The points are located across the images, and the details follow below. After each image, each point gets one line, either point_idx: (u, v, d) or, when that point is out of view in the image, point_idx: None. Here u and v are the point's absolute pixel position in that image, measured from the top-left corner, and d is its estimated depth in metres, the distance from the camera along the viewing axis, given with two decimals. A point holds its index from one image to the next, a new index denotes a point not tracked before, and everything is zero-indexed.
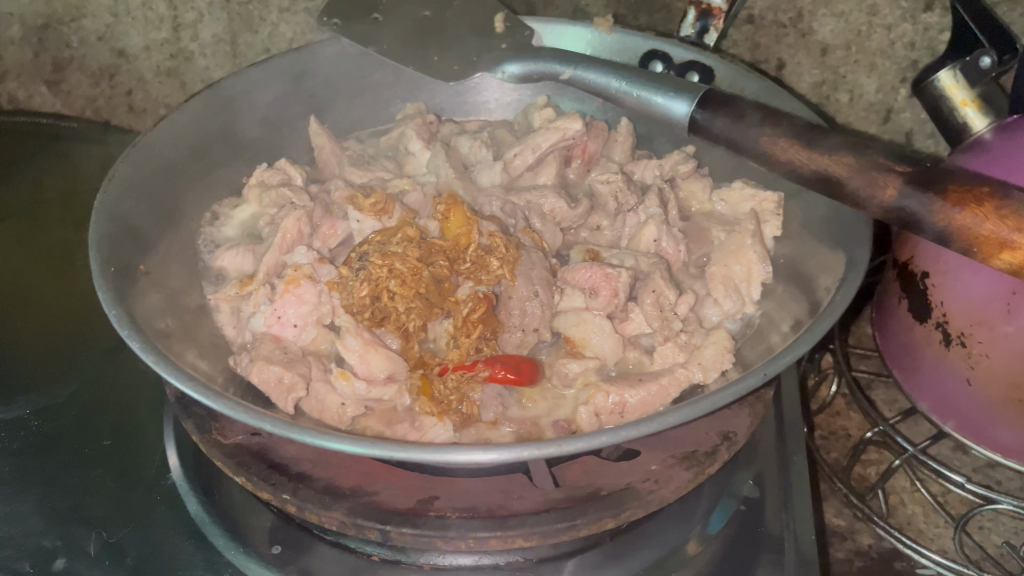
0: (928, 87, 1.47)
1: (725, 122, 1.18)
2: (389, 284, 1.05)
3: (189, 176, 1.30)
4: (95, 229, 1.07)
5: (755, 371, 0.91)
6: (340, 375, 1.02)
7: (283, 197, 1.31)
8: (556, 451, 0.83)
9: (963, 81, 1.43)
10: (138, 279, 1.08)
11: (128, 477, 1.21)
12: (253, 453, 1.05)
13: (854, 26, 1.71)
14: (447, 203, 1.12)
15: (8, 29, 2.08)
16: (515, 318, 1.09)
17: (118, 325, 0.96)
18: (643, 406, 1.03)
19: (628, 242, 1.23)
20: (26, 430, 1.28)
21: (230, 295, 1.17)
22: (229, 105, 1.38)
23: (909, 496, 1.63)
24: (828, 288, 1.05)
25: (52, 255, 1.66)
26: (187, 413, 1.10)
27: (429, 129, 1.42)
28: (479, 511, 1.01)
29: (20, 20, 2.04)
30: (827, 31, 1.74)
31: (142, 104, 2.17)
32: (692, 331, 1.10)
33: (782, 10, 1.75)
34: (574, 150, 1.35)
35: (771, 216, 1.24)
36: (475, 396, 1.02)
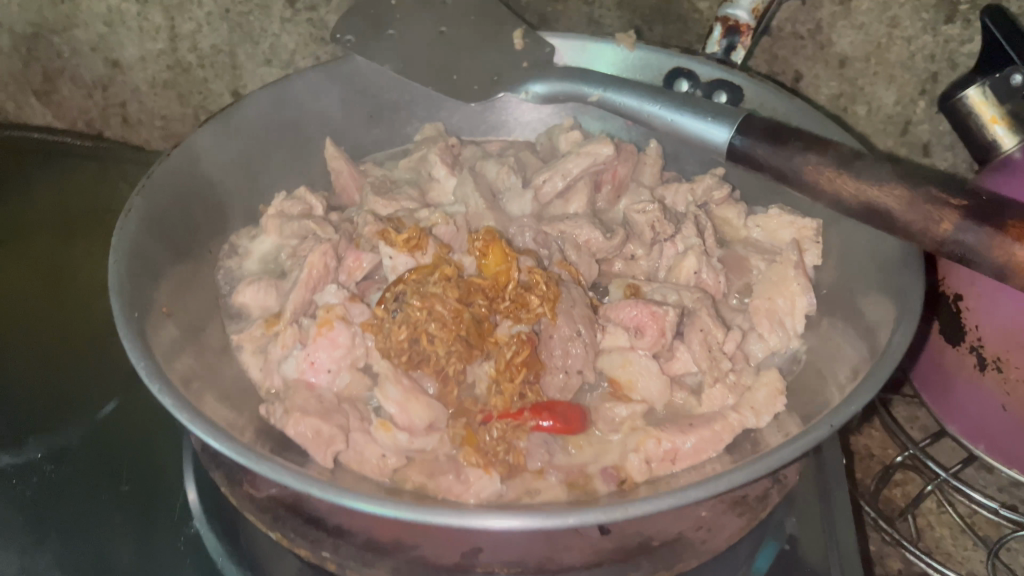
0: (953, 104, 1.39)
1: (767, 150, 1.13)
2: (429, 327, 1.01)
3: (206, 206, 1.25)
4: (115, 271, 1.01)
5: (820, 423, 0.89)
6: (380, 426, 0.98)
7: (306, 228, 1.28)
8: (624, 515, 0.81)
9: (991, 98, 1.35)
10: (161, 323, 1.03)
11: (149, 525, 1.16)
12: (288, 505, 1.01)
13: (874, 37, 1.61)
14: (485, 238, 1.08)
15: None
16: (557, 359, 1.05)
17: (147, 379, 0.91)
18: (697, 453, 0.99)
19: (666, 274, 1.20)
20: (38, 475, 1.23)
21: (255, 335, 1.13)
22: (243, 130, 1.32)
23: (937, 518, 1.60)
24: (883, 327, 1.02)
25: (56, 282, 1.60)
26: (216, 463, 1.07)
27: (451, 152, 1.38)
28: (530, 567, 0.95)
29: (10, 28, 1.96)
30: (845, 43, 1.64)
31: (137, 116, 2.06)
32: (741, 371, 1.07)
33: (801, 21, 1.66)
34: (604, 174, 1.30)
35: (812, 244, 1.21)
36: (521, 445, 0.98)
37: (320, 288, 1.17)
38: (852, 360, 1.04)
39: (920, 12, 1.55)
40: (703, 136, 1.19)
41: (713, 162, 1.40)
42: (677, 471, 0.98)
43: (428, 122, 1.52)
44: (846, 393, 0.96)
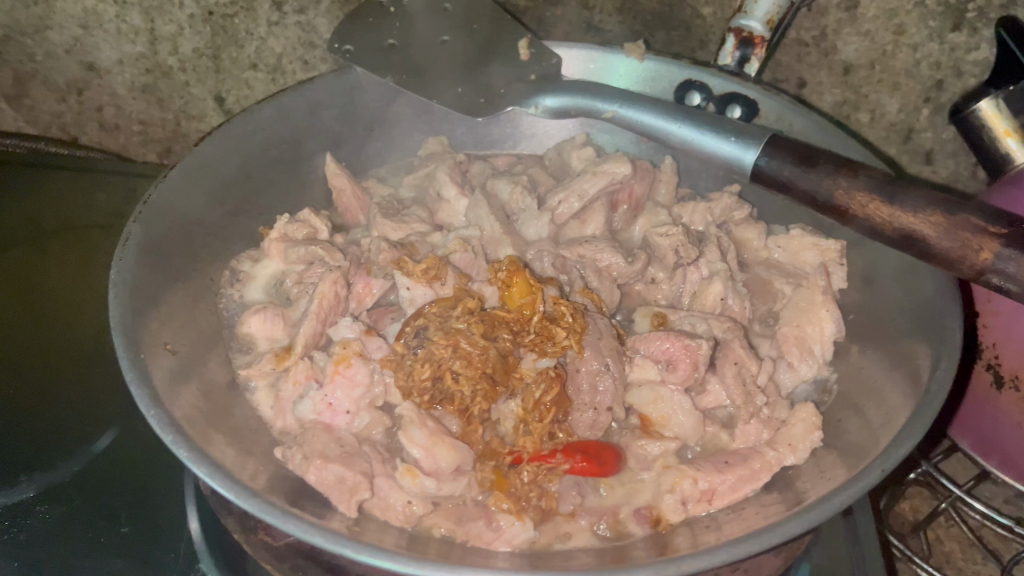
0: (966, 117, 1.34)
1: (796, 171, 1.09)
2: (454, 365, 0.96)
3: (206, 229, 1.18)
4: (116, 309, 0.95)
5: (870, 467, 0.86)
6: (407, 472, 0.93)
7: (314, 254, 1.21)
8: (678, 572, 0.77)
9: (1005, 110, 1.29)
10: (167, 362, 0.96)
11: (154, 569, 1.10)
12: (306, 554, 0.95)
13: (879, 45, 1.55)
14: (509, 269, 1.03)
15: None
16: (585, 395, 1.01)
17: (159, 430, 0.85)
18: (734, 491, 0.96)
19: (690, 300, 1.16)
20: (32, 517, 1.16)
21: (265, 370, 1.07)
22: (243, 147, 1.24)
23: (945, 532, 1.59)
24: (920, 359, 1.00)
25: (36, 305, 1.52)
26: (227, 508, 1.00)
27: (459, 170, 1.32)
28: None
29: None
30: (850, 51, 1.58)
31: (115, 121, 1.94)
32: (774, 405, 1.04)
33: (805, 27, 1.58)
34: (620, 194, 1.26)
35: (837, 266, 1.17)
36: (553, 488, 0.94)
37: (331, 318, 1.12)
38: (887, 392, 1.01)
39: (927, 19, 1.50)
40: (726, 157, 1.16)
41: (728, 179, 1.36)
42: (713, 511, 0.95)
43: (432, 136, 1.47)
44: (886, 429, 0.93)
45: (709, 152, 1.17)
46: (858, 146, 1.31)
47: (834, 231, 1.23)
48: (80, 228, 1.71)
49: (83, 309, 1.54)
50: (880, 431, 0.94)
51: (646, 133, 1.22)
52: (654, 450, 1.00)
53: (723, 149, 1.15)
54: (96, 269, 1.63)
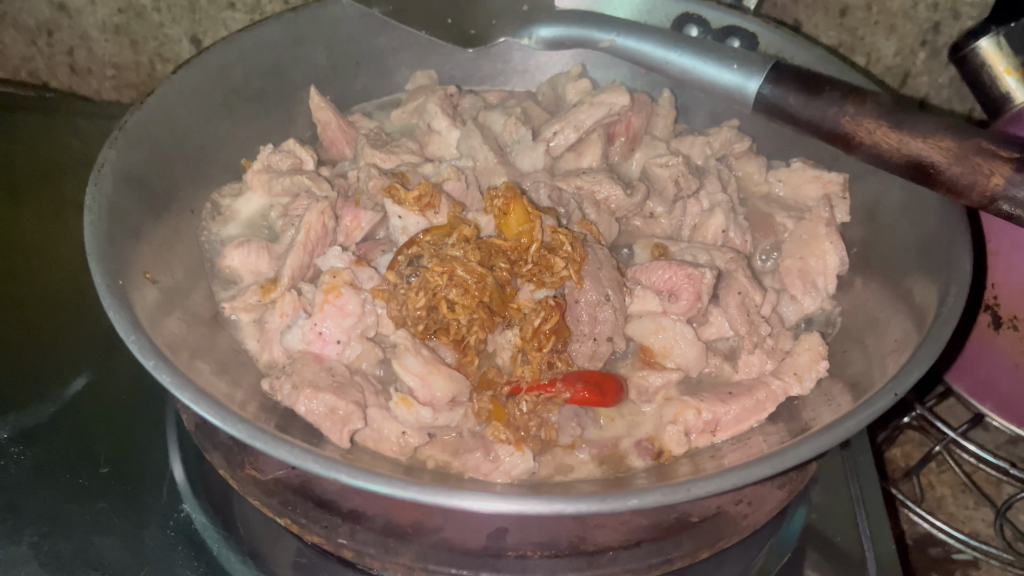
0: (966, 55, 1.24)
1: (801, 100, 1.03)
2: (449, 294, 0.92)
3: (184, 161, 1.12)
4: (91, 235, 0.89)
5: (884, 391, 0.83)
6: (401, 401, 0.89)
7: (300, 185, 1.17)
8: (687, 496, 0.74)
9: (1007, 49, 1.20)
10: (148, 291, 0.91)
11: (135, 512, 1.06)
12: (295, 489, 0.91)
13: None
14: (505, 196, 0.98)
15: None
16: (584, 326, 0.98)
17: (141, 354, 0.81)
18: (738, 422, 0.93)
19: (691, 233, 1.13)
20: (7, 459, 1.11)
21: (251, 303, 1.03)
22: (224, 77, 1.18)
23: (937, 478, 1.59)
24: (924, 288, 0.97)
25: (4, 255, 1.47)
26: (212, 444, 0.96)
27: (450, 102, 1.28)
28: (561, 548, 0.89)
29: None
30: None
31: (86, 64, 1.86)
32: (777, 336, 1.02)
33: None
34: (617, 126, 1.23)
35: (840, 199, 1.15)
36: (552, 419, 0.91)
37: (318, 250, 1.08)
38: (890, 323, 0.99)
39: None
40: (726, 86, 1.08)
41: (725, 115, 1.32)
42: (717, 442, 0.92)
43: (419, 69, 1.41)
44: (893, 359, 0.90)
45: (708, 81, 1.09)
46: (859, 78, 1.27)
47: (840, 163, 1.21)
48: (51, 172, 1.65)
49: (54, 256, 1.48)
50: (889, 360, 0.91)
51: (644, 63, 1.13)
52: (654, 385, 0.97)
53: (723, 78, 1.08)
54: (66, 215, 1.56)
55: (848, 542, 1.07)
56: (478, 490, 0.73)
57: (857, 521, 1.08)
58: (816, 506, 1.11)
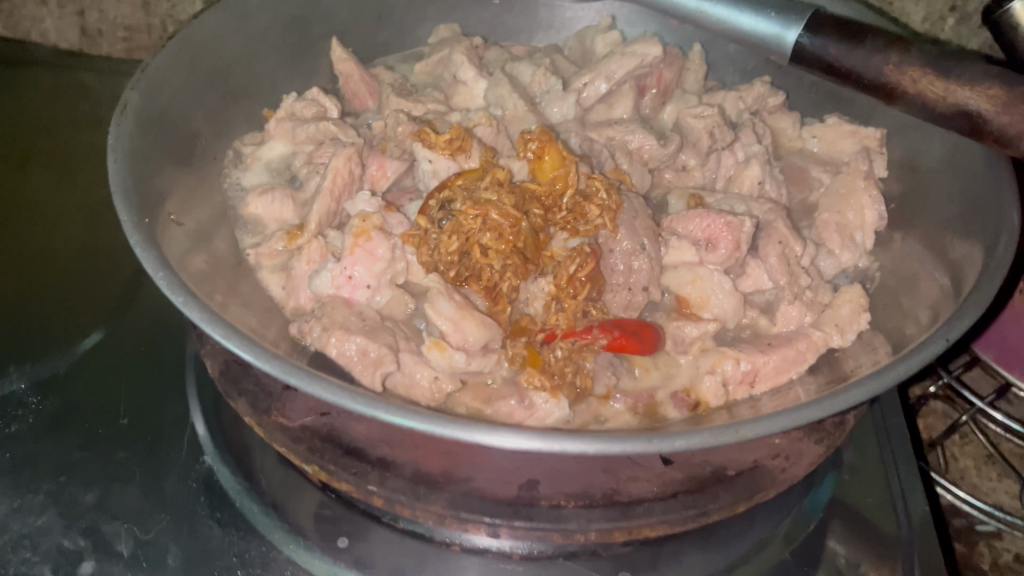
0: None
1: (843, 50, 0.95)
2: (483, 238, 0.90)
3: (207, 106, 1.09)
4: (116, 173, 0.86)
5: (934, 337, 0.80)
6: (434, 344, 0.89)
7: (325, 132, 1.15)
8: (734, 438, 0.72)
9: None
10: (174, 233, 0.89)
11: (156, 461, 1.04)
12: (323, 437, 0.89)
13: None
14: (540, 140, 0.96)
15: None
16: (619, 275, 0.96)
17: (169, 290, 0.78)
18: (777, 373, 0.91)
19: (725, 185, 1.10)
20: (24, 409, 1.09)
21: (277, 250, 1.01)
22: (249, 23, 1.15)
23: (960, 449, 1.55)
24: (963, 238, 0.95)
25: (13, 213, 1.44)
26: (237, 390, 0.94)
27: (476, 54, 1.25)
28: (596, 498, 0.87)
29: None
30: None
31: (97, 26, 1.81)
32: (816, 288, 1.00)
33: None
34: (649, 79, 1.19)
35: (878, 154, 1.13)
36: (588, 366, 0.88)
37: (344, 197, 1.05)
38: (927, 278, 0.96)
39: None
40: (763, 37, 0.99)
41: (757, 72, 1.30)
42: (756, 393, 0.90)
43: (442, 23, 1.37)
44: (936, 311, 0.87)
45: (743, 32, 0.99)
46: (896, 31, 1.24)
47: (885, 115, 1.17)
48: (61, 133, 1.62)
49: (65, 214, 1.45)
50: (932, 311, 0.89)
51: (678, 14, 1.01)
52: (694, 335, 0.95)
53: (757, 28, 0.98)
54: (77, 175, 1.54)
55: (880, 501, 1.05)
56: (512, 428, 0.71)
57: (889, 481, 1.07)
58: (848, 467, 1.10)
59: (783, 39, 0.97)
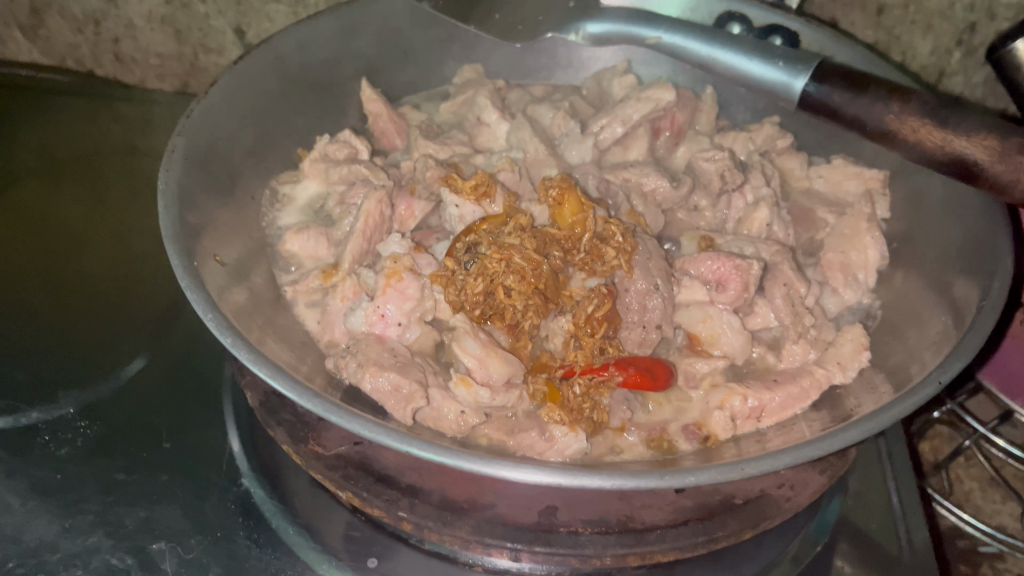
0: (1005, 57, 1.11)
1: (845, 96, 0.98)
2: (507, 280, 0.96)
3: (246, 147, 1.16)
4: (165, 217, 0.93)
5: (928, 378, 0.86)
6: (461, 382, 0.95)
7: (357, 174, 1.23)
8: (740, 474, 0.78)
9: None
10: (219, 274, 0.96)
11: (198, 484, 1.11)
12: (356, 465, 0.96)
13: None
14: (560, 187, 1.03)
15: None
16: (633, 314, 1.02)
17: (218, 331, 0.85)
18: (782, 409, 0.97)
19: (735, 227, 1.16)
20: (73, 432, 1.15)
21: (313, 286, 1.07)
22: (285, 67, 1.22)
23: (965, 472, 1.61)
24: (960, 280, 1.00)
25: (50, 236, 1.50)
26: (275, 420, 1.00)
27: (498, 95, 1.32)
28: (611, 525, 0.93)
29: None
30: None
31: (132, 53, 1.89)
32: (820, 327, 1.06)
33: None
34: (662, 121, 1.26)
35: (881, 195, 1.19)
36: (604, 402, 0.94)
37: (376, 237, 1.12)
38: (925, 318, 1.02)
39: None
40: (773, 83, 1.02)
41: (766, 112, 1.36)
42: (762, 427, 0.96)
43: (465, 63, 1.44)
44: (935, 351, 0.92)
45: (753, 79, 1.03)
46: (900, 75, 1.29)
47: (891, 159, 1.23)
48: (92, 159, 1.69)
49: (100, 240, 1.51)
50: (930, 349, 0.94)
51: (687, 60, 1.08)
52: (702, 372, 1.00)
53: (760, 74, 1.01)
54: (111, 201, 1.61)
55: (884, 529, 1.10)
56: (533, 464, 0.78)
57: (892, 506, 1.13)
58: (852, 493, 1.15)
59: (791, 87, 1.00)
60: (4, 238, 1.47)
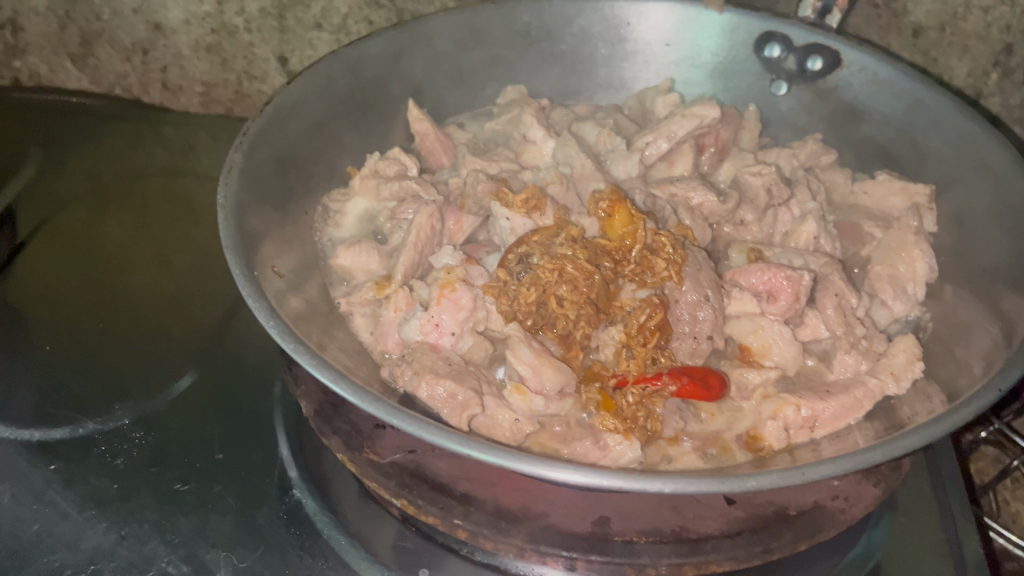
0: None
1: None
2: (559, 290, 0.98)
3: (299, 163, 1.18)
4: (226, 228, 0.95)
5: (988, 386, 0.85)
6: (515, 389, 0.96)
7: (408, 190, 1.26)
8: (801, 479, 0.78)
9: None
10: (276, 285, 0.97)
11: (251, 494, 1.12)
12: (411, 473, 0.97)
13: (951, 7, 1.52)
14: (610, 199, 1.04)
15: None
16: (685, 325, 1.03)
17: (281, 338, 0.86)
18: (836, 417, 0.98)
19: (783, 239, 1.18)
20: (128, 443, 1.17)
21: (368, 298, 1.09)
22: (335, 87, 1.24)
23: (1012, 493, 1.60)
24: (1010, 292, 0.99)
25: (100, 256, 1.52)
26: (330, 428, 1.01)
27: (543, 114, 1.35)
28: (665, 534, 0.93)
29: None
30: (922, 12, 1.55)
31: (178, 81, 1.93)
32: (871, 337, 1.08)
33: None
34: (708, 138, 1.30)
35: (928, 209, 1.18)
36: (658, 411, 0.94)
37: (427, 250, 1.15)
38: (976, 332, 1.01)
39: None
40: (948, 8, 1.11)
41: (809, 129, 1.40)
42: (817, 437, 0.97)
43: (508, 85, 1.46)
44: (989, 364, 0.91)
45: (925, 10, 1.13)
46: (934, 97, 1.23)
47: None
48: (137, 181, 1.71)
49: (146, 264, 1.52)
50: (984, 363, 0.92)
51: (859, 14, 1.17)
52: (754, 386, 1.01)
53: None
54: (153, 224, 1.62)
55: (935, 543, 1.10)
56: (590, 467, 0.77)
57: (943, 522, 1.12)
58: (902, 510, 1.14)
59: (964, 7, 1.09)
60: (57, 259, 1.50)
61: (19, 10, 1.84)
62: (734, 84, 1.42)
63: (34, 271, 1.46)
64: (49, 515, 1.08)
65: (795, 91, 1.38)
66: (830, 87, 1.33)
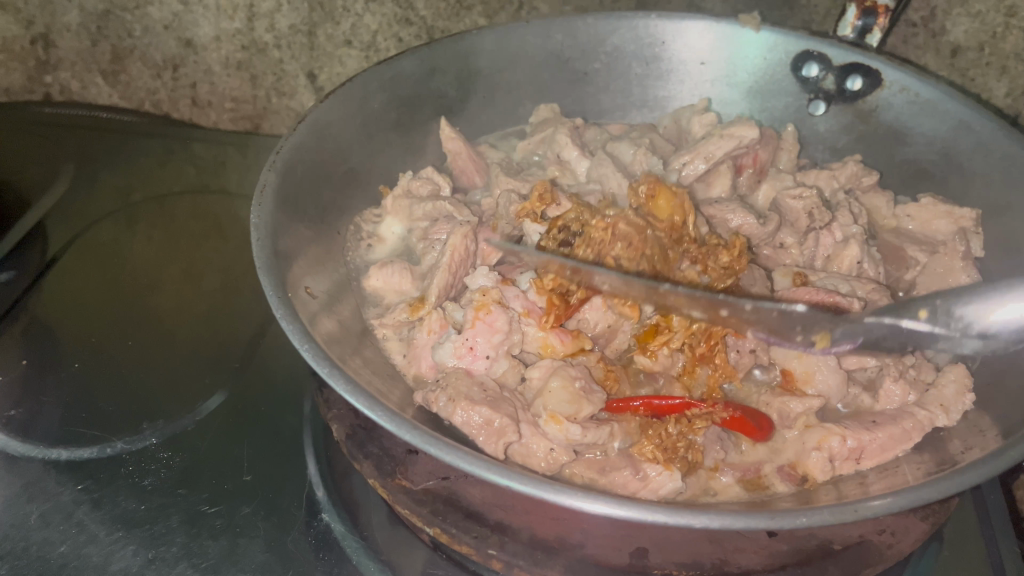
0: None
1: None
2: (616, 248, 1.06)
3: (332, 183, 1.17)
4: (259, 248, 0.93)
5: None
6: (550, 419, 0.97)
7: (441, 210, 1.26)
8: (855, 517, 0.75)
9: None
10: (311, 307, 0.96)
11: (279, 517, 1.10)
12: (445, 500, 0.94)
13: (990, 27, 1.48)
14: (650, 183, 1.12)
15: (64, 14, 1.80)
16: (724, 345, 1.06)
17: (316, 362, 0.83)
18: (883, 448, 0.97)
19: (825, 263, 1.19)
20: (157, 463, 1.16)
21: (401, 320, 1.09)
22: (367, 105, 1.22)
23: None
24: None
25: (129, 273, 1.51)
26: (363, 453, 0.99)
27: (577, 133, 1.35)
28: (706, 568, 0.88)
29: (79, 5, 1.78)
30: (960, 32, 1.51)
31: (208, 97, 1.93)
32: (919, 365, 1.09)
33: (913, 7, 1.52)
34: (745, 159, 1.31)
35: (974, 234, 1.17)
36: (698, 441, 0.97)
37: (461, 271, 1.14)
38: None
39: None
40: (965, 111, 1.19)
41: (847, 151, 1.37)
42: (862, 468, 0.96)
43: (542, 103, 1.45)
44: None
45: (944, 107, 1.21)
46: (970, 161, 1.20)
47: (897, 326, 0.96)
48: (165, 198, 1.71)
49: (175, 280, 1.52)
50: None
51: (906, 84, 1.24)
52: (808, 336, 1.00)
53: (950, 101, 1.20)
54: (182, 240, 1.61)
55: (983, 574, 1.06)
56: (636, 501, 0.74)
57: (990, 551, 1.08)
58: (948, 542, 1.09)
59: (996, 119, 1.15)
60: (88, 275, 1.49)
61: (51, 26, 1.83)
62: (771, 104, 1.40)
63: (62, 286, 1.45)
64: (77, 537, 1.07)
65: (834, 111, 1.36)
66: (869, 107, 1.30)
